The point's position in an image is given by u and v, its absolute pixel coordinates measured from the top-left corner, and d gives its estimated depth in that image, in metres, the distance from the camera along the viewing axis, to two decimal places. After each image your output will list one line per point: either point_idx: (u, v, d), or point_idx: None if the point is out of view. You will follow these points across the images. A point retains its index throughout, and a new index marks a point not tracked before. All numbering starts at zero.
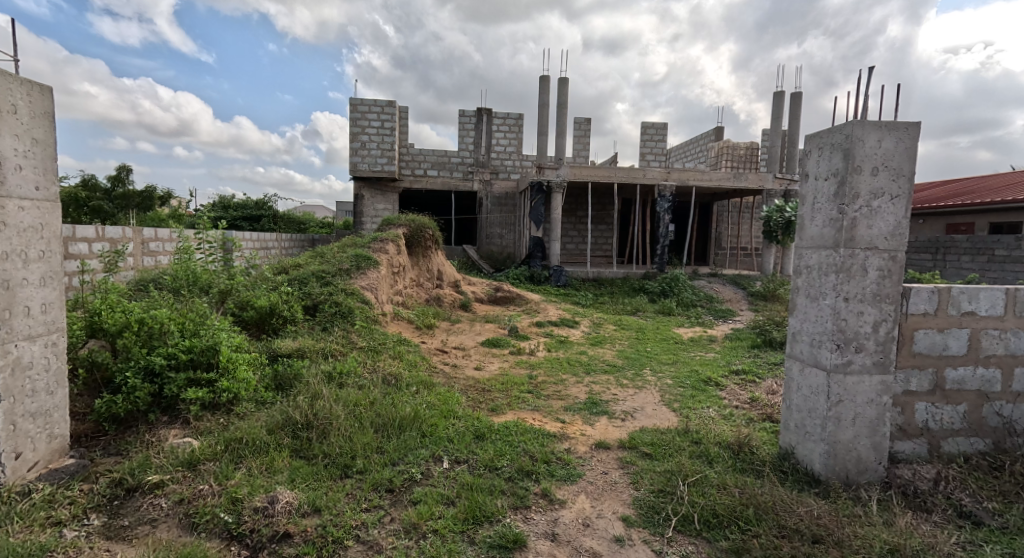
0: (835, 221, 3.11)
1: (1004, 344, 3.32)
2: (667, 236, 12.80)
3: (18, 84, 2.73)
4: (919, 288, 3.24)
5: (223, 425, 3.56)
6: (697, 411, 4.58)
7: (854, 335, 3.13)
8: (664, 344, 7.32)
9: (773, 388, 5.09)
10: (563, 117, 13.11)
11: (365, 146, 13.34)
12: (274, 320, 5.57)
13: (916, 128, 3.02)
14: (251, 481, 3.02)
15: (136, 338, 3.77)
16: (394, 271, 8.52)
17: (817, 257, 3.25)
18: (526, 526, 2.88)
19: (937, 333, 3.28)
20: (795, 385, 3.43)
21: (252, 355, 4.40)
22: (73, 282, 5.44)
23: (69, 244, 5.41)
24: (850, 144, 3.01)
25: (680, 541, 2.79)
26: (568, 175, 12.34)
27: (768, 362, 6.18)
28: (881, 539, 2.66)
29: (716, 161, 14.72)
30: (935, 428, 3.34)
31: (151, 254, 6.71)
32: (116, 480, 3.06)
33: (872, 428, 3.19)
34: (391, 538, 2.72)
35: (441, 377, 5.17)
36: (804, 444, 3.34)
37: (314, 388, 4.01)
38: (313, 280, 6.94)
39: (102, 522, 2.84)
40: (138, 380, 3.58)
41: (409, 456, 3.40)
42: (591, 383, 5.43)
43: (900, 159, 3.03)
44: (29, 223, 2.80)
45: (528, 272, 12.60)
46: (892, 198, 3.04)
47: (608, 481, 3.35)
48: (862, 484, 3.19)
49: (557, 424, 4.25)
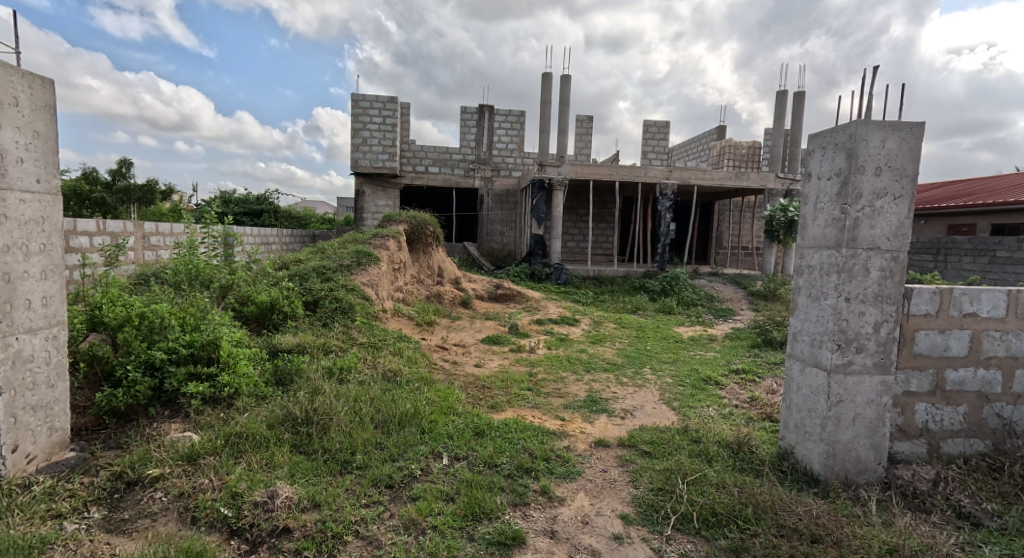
0: (837, 221, 3.10)
1: (1005, 346, 3.31)
2: (668, 235, 12.79)
3: (20, 77, 2.73)
4: (921, 289, 3.23)
5: (223, 420, 3.56)
6: (696, 410, 4.58)
7: (855, 335, 3.13)
8: (664, 343, 7.32)
9: (773, 387, 5.09)
10: (565, 115, 13.10)
11: (366, 142, 13.31)
12: (274, 315, 5.56)
13: (920, 129, 3.01)
14: (251, 476, 3.02)
15: (137, 332, 3.76)
16: (394, 268, 8.51)
17: (818, 257, 3.24)
18: (525, 523, 2.88)
19: (939, 334, 3.28)
20: (795, 384, 3.43)
21: (252, 350, 4.40)
22: (74, 276, 5.45)
23: (69, 237, 5.40)
24: (853, 144, 3.01)
25: (679, 540, 2.80)
26: (569, 174, 12.32)
27: (768, 361, 6.19)
28: (880, 539, 2.65)
29: (717, 160, 14.70)
30: (935, 429, 3.34)
31: (152, 248, 6.71)
32: (116, 473, 3.07)
33: (872, 429, 3.19)
34: (390, 534, 2.73)
35: (441, 374, 5.18)
36: (804, 444, 3.34)
37: (314, 383, 4.01)
38: (314, 276, 6.94)
39: (102, 515, 2.84)
40: (138, 373, 3.59)
41: (408, 452, 3.40)
42: (590, 381, 5.44)
43: (903, 160, 3.02)
44: (30, 216, 2.81)
45: (529, 270, 12.57)
46: (895, 198, 3.04)
47: (607, 479, 3.35)
48: (861, 484, 3.19)
49: (556, 422, 4.26)
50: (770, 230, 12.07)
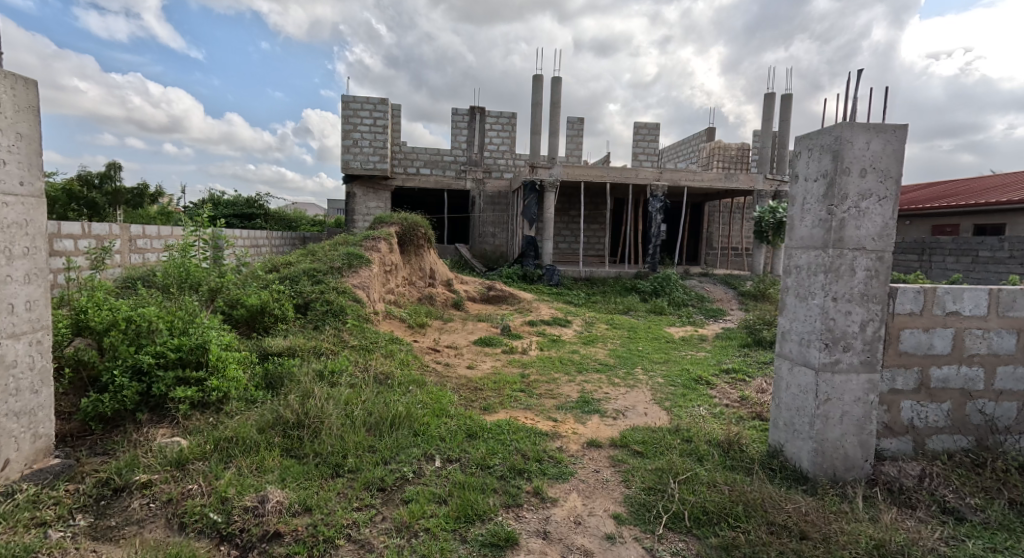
0: (824, 222, 3.14)
1: (987, 344, 3.37)
2: (659, 236, 12.85)
3: (2, 78, 2.71)
4: (906, 288, 3.29)
5: (212, 424, 3.55)
6: (687, 410, 4.62)
7: (843, 334, 3.17)
8: (655, 343, 7.38)
9: (762, 386, 5.16)
10: (556, 116, 13.16)
11: (356, 144, 13.26)
12: (264, 318, 5.52)
13: (903, 131, 3.07)
14: (240, 481, 3.02)
15: (123, 337, 3.74)
16: (386, 270, 8.50)
17: (807, 257, 3.28)
18: (518, 524, 2.89)
19: (923, 333, 3.33)
20: (784, 383, 3.48)
21: (242, 353, 4.39)
22: (58, 279, 5.37)
23: (53, 240, 5.33)
24: (839, 145, 3.05)
25: (671, 538, 2.82)
26: (561, 175, 12.35)
27: (758, 361, 6.24)
28: (867, 535, 2.69)
29: (707, 161, 14.84)
30: (920, 426, 3.39)
31: (139, 251, 6.65)
32: (103, 479, 3.05)
33: (858, 426, 3.24)
34: (382, 538, 2.73)
35: (433, 376, 5.19)
36: (793, 442, 3.39)
37: (305, 387, 3.99)
38: (304, 278, 6.91)
39: (88, 522, 2.83)
40: (125, 378, 3.55)
41: (400, 455, 3.40)
42: (583, 382, 5.47)
43: (887, 162, 3.07)
44: (13, 219, 2.78)
45: (522, 271, 12.53)
46: (880, 199, 3.09)
47: (600, 479, 3.37)
48: (849, 480, 3.24)
49: (549, 423, 4.27)
50: (759, 230, 12.15)
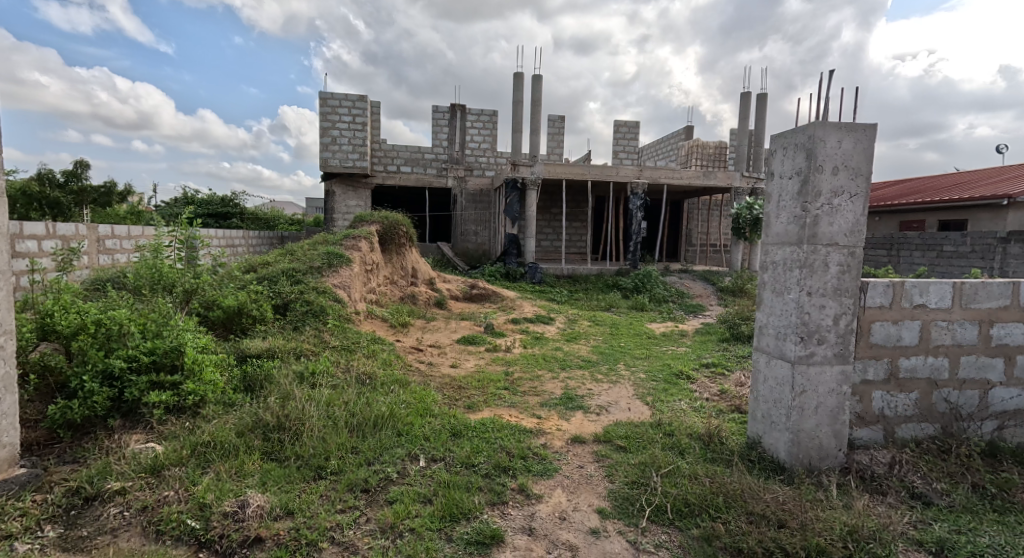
0: (799, 218, 3.23)
1: (952, 335, 3.50)
2: (640, 233, 12.99)
3: None
4: (876, 282, 3.40)
5: (189, 429, 3.52)
6: (669, 404, 4.71)
7: (817, 327, 3.27)
8: (637, 339, 7.47)
9: (741, 380, 5.27)
10: (536, 114, 13.20)
11: (335, 142, 13.14)
12: (241, 320, 5.48)
13: (872, 130, 3.17)
14: (219, 486, 3.00)
15: (93, 340, 3.68)
16: (367, 269, 8.46)
17: (783, 253, 3.37)
18: (504, 522, 2.93)
19: (893, 325, 3.44)
20: (762, 376, 3.57)
21: (218, 355, 4.35)
22: (21, 281, 5.26)
23: (16, 241, 5.19)
24: (812, 144, 3.14)
25: (654, 531, 2.89)
26: (542, 173, 12.40)
27: (737, 355, 6.37)
28: (840, 521, 2.79)
29: (686, 159, 15.03)
30: (890, 415, 3.51)
31: (108, 252, 6.53)
32: (73, 488, 3.02)
33: (832, 417, 3.34)
34: (366, 539, 2.75)
35: (416, 375, 5.20)
36: (770, 433, 3.48)
37: (285, 389, 3.99)
38: (283, 279, 6.86)
39: (57, 532, 2.79)
40: (95, 384, 3.51)
41: (384, 456, 3.42)
42: (566, 378, 5.53)
43: (857, 160, 3.17)
44: None
45: (504, 269, 12.54)
46: (851, 196, 3.19)
47: (584, 474, 3.43)
48: (824, 469, 3.34)
49: (533, 420, 4.32)
50: (737, 227, 12.35)
